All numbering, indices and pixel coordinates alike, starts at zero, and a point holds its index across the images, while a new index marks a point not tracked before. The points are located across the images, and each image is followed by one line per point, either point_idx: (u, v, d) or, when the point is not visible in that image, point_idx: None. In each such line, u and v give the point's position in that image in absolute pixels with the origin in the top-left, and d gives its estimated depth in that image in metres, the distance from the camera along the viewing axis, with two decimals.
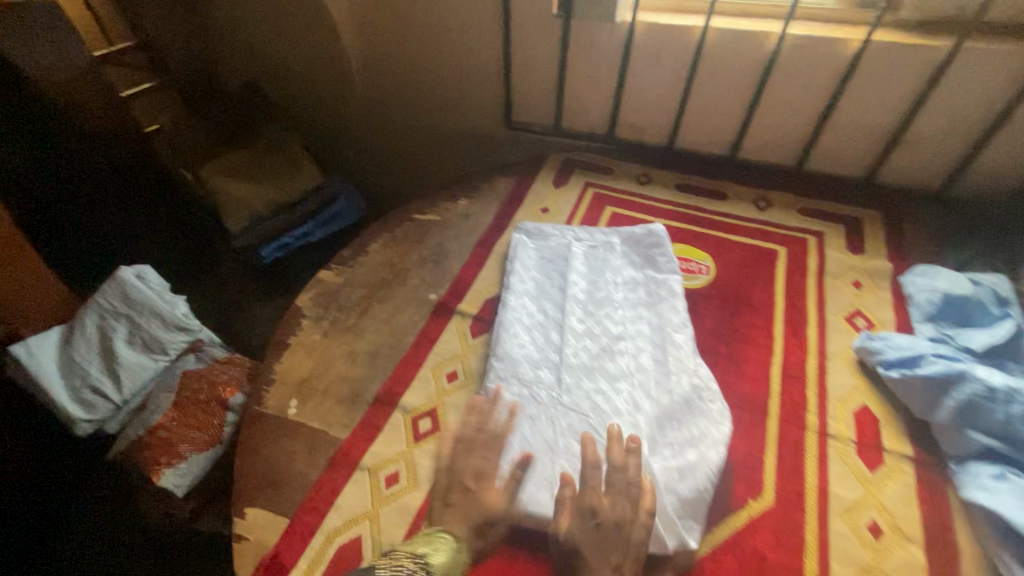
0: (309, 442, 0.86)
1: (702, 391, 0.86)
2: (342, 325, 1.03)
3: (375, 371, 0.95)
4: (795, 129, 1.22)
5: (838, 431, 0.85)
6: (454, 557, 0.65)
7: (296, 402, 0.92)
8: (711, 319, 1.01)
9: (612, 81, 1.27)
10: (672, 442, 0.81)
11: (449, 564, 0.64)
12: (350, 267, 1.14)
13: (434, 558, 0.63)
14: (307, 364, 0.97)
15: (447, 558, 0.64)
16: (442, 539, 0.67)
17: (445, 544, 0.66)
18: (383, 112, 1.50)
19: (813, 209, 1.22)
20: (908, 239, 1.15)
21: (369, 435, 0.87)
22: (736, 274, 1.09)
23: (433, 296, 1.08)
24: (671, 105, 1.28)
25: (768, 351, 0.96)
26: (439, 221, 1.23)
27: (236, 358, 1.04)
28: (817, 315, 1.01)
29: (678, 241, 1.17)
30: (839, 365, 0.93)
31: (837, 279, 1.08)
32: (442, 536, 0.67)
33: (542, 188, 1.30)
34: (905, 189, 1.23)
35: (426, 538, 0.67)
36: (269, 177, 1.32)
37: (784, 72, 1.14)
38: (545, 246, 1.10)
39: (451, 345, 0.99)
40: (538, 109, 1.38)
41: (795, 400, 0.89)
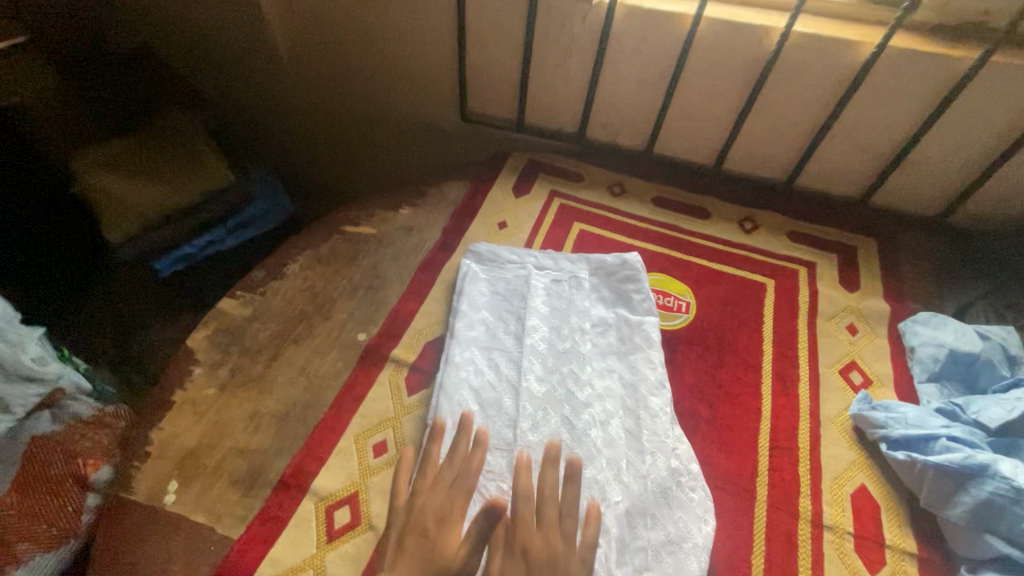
0: (189, 545, 0.67)
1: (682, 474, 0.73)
2: (246, 375, 0.83)
3: (283, 440, 0.76)
4: (790, 140, 1.07)
5: (834, 521, 0.73)
6: None
7: (177, 485, 0.72)
8: (690, 372, 0.87)
9: (585, 73, 1.07)
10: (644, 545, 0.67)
11: None
12: (261, 294, 0.92)
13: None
14: (195, 431, 0.77)
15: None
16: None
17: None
18: (312, 92, 1.24)
19: (804, 234, 1.08)
20: (905, 273, 1.03)
21: (269, 533, 0.68)
22: (720, 314, 0.95)
23: (362, 336, 0.88)
24: (652, 106, 1.10)
25: (756, 415, 0.83)
26: (374, 235, 1.03)
27: (108, 416, 0.86)
28: (810, 369, 0.88)
29: (656, 270, 1.01)
30: (833, 434, 0.81)
31: (831, 322, 0.95)
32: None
33: (500, 197, 1.11)
34: (901, 214, 1.11)
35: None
36: (169, 174, 1.09)
37: (784, 75, 0.97)
38: (499, 278, 0.92)
39: (381, 406, 0.80)
40: (498, 100, 1.17)
41: (785, 480, 0.76)
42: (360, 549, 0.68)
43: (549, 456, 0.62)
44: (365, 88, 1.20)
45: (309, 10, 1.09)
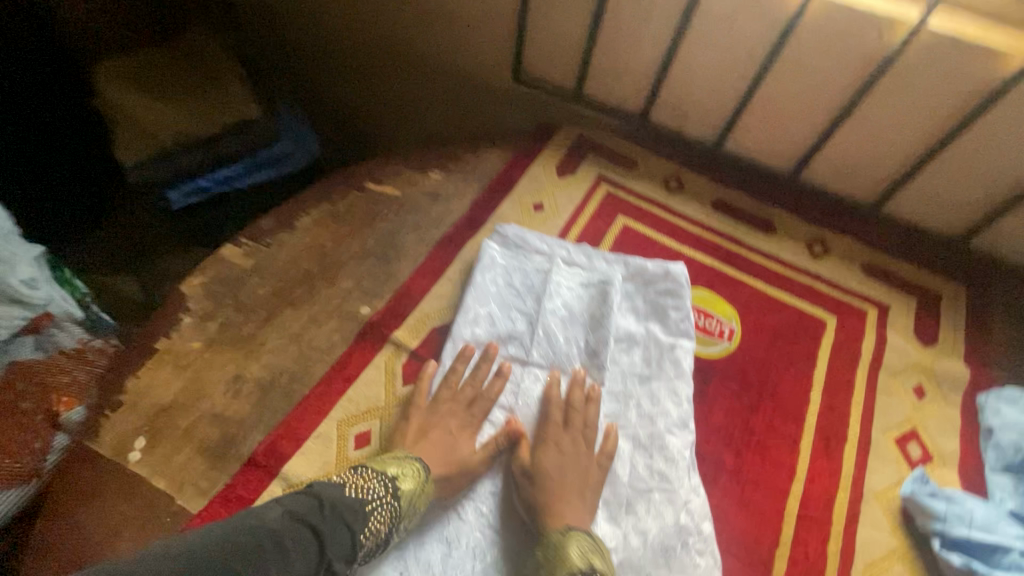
0: (145, 511, 0.63)
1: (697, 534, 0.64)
2: (233, 333, 0.76)
3: (262, 412, 0.70)
4: (890, 158, 0.91)
5: None
6: (422, 484, 0.62)
7: (144, 442, 0.67)
8: (721, 410, 0.76)
9: (659, 46, 0.93)
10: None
11: (417, 492, 0.61)
12: (265, 246, 0.85)
13: (401, 486, 0.60)
14: (172, 386, 0.71)
15: (415, 486, 0.61)
16: (413, 464, 0.63)
17: (415, 471, 0.62)
18: (358, 29, 1.13)
19: (881, 270, 0.93)
20: (995, 336, 0.88)
21: (229, 513, 0.63)
22: (767, 349, 0.83)
23: (364, 309, 0.81)
24: (732, 95, 0.94)
25: (788, 475, 0.72)
26: (397, 198, 0.94)
27: (93, 351, 0.79)
28: (860, 430, 0.76)
29: (700, 284, 0.89)
30: (875, 514, 0.70)
31: (895, 379, 0.82)
32: (414, 463, 0.64)
33: (541, 174, 0.99)
34: (1001, 265, 0.95)
35: (396, 461, 0.63)
36: (192, 99, 1.02)
37: (903, 79, 0.80)
38: (519, 269, 0.82)
39: (371, 391, 0.73)
40: (556, 63, 1.03)
41: (808, 558, 0.66)
42: None
43: (575, 377, 0.73)
44: (412, 32, 1.09)
45: None
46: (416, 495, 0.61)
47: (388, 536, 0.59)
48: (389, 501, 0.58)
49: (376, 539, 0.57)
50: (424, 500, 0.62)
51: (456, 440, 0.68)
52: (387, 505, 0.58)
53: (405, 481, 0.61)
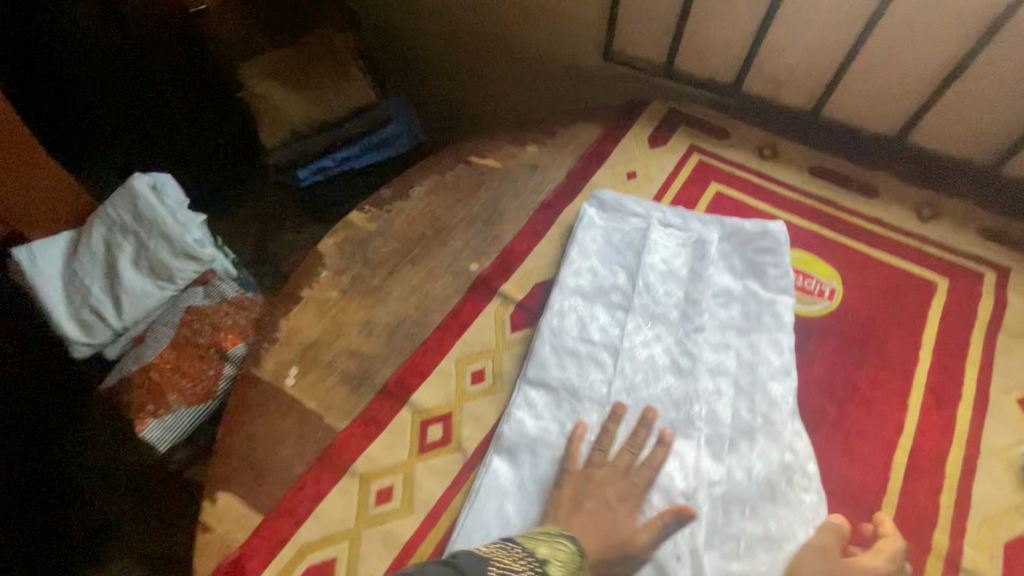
0: (301, 426, 0.74)
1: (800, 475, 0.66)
2: (363, 285, 0.87)
3: (390, 351, 0.80)
4: (1011, 114, 0.86)
5: (977, 568, 0.62)
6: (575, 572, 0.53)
7: (295, 371, 0.79)
8: (824, 363, 0.77)
9: (755, 15, 0.94)
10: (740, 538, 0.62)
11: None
12: (385, 212, 0.96)
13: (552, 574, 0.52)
14: (316, 327, 0.83)
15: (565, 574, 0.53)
16: (565, 548, 0.55)
17: (566, 556, 0.54)
18: (461, 20, 1.23)
19: (1000, 232, 0.89)
20: None
21: (368, 432, 0.73)
22: (871, 309, 0.82)
23: (474, 266, 0.89)
24: (831, 59, 0.94)
25: (896, 428, 0.71)
26: (499, 169, 1.01)
27: (246, 300, 0.92)
28: (976, 390, 0.74)
29: (798, 246, 0.89)
30: (994, 469, 0.68)
31: (1017, 341, 0.78)
32: (566, 542, 0.56)
33: (634, 144, 1.04)
34: None
35: (546, 539, 0.56)
36: (320, 83, 1.15)
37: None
38: (617, 229, 0.87)
39: (484, 336, 0.81)
40: (648, 39, 1.07)
41: (921, 506, 0.66)
42: (447, 467, 0.70)
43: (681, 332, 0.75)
44: (510, 18, 1.17)
45: None
46: None
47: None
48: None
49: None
50: None
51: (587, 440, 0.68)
52: None
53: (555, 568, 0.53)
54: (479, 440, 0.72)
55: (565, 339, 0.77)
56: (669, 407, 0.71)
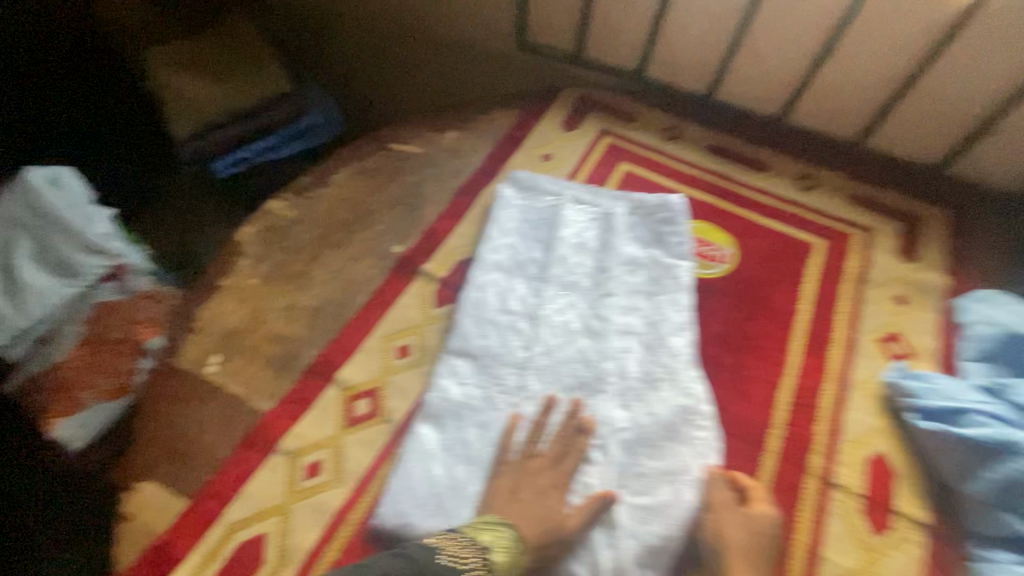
0: (225, 411, 0.74)
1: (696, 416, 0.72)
2: (285, 271, 0.87)
3: (315, 332, 0.81)
4: (868, 93, 0.99)
5: (846, 481, 0.71)
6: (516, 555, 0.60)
7: (217, 359, 0.78)
8: (720, 319, 0.85)
9: (650, 6, 1.02)
10: (642, 478, 0.67)
11: (510, 564, 0.60)
12: (306, 199, 0.96)
13: (495, 560, 0.59)
14: (237, 314, 0.83)
15: (508, 559, 0.60)
16: (505, 533, 0.61)
17: (506, 541, 0.61)
18: (378, 9, 1.24)
19: (866, 197, 1.01)
20: (974, 250, 0.95)
21: (294, 411, 0.74)
22: (759, 269, 0.91)
23: (397, 248, 0.91)
24: (719, 46, 1.03)
25: (780, 370, 0.81)
26: (419, 154, 1.04)
27: (162, 295, 0.90)
28: (846, 333, 0.85)
29: (697, 217, 0.98)
30: (860, 398, 0.78)
31: (878, 290, 0.90)
32: (507, 528, 0.62)
33: (549, 128, 1.09)
34: (980, 187, 1.02)
35: (489, 525, 0.62)
36: (229, 76, 1.15)
37: (872, 19, 0.89)
38: (532, 207, 0.92)
39: (408, 314, 0.84)
40: (557, 29, 1.13)
41: (801, 435, 0.75)
42: (375, 438, 0.72)
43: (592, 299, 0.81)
44: (427, 8, 1.19)
45: None
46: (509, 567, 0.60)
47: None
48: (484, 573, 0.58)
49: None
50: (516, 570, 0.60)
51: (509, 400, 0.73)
52: None
53: (499, 555, 0.60)
54: (407, 411, 0.75)
55: (485, 310, 0.81)
56: (582, 366, 0.76)
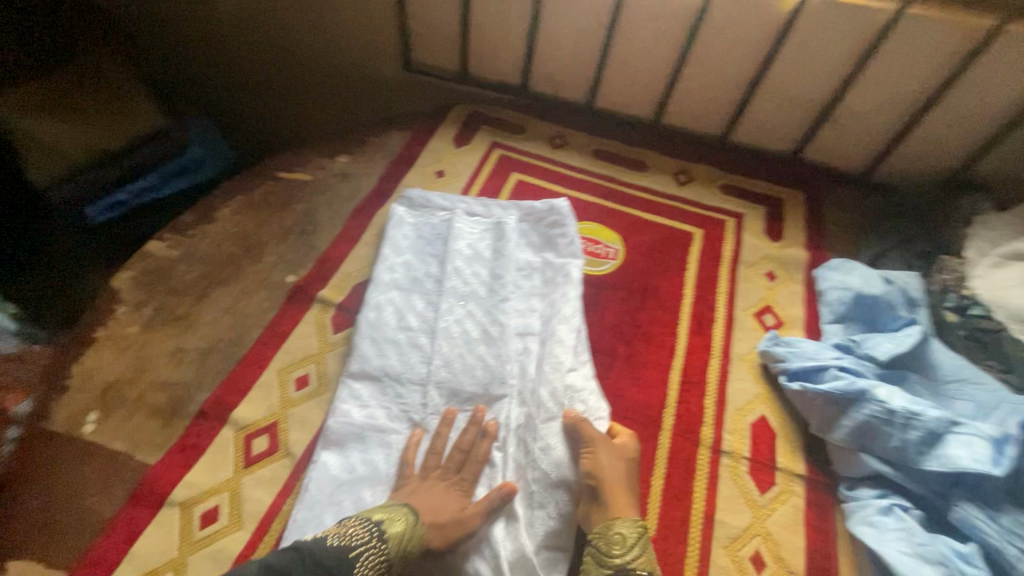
0: (108, 469, 0.69)
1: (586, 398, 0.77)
2: (169, 314, 0.83)
3: (205, 374, 0.78)
4: (726, 94, 1.08)
5: (732, 447, 0.77)
6: (412, 530, 0.61)
7: (96, 416, 0.73)
8: (612, 312, 0.90)
9: (523, 24, 1.07)
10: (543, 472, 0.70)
11: (405, 535, 0.60)
12: (189, 237, 0.93)
13: (389, 530, 0.59)
14: (116, 366, 0.78)
15: (403, 530, 0.60)
16: (401, 509, 0.62)
17: (403, 515, 0.61)
18: (257, 37, 1.22)
19: (735, 187, 1.10)
20: (829, 226, 1.07)
21: (186, 459, 0.70)
22: (646, 261, 0.97)
23: (290, 278, 0.89)
24: (590, 58, 1.10)
25: (670, 352, 0.86)
26: (310, 182, 1.03)
27: (32, 352, 0.79)
28: (725, 311, 0.92)
29: (587, 219, 1.03)
30: (741, 369, 0.85)
31: (751, 269, 0.98)
32: (402, 508, 0.62)
33: (440, 146, 1.11)
34: (829, 169, 1.14)
35: (385, 507, 0.63)
36: (94, 115, 1.07)
37: (716, 25, 0.98)
38: (425, 223, 0.94)
39: (305, 343, 0.82)
40: (440, 50, 1.17)
41: (691, 411, 0.80)
42: (276, 474, 0.70)
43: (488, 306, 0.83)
44: (307, 34, 1.19)
45: None
46: (405, 540, 0.60)
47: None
48: (376, 545, 0.58)
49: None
50: (412, 544, 0.60)
51: (413, 418, 0.74)
52: (373, 551, 0.58)
53: (391, 524, 0.60)
54: (309, 441, 0.73)
55: (383, 329, 0.81)
56: (484, 372, 0.78)
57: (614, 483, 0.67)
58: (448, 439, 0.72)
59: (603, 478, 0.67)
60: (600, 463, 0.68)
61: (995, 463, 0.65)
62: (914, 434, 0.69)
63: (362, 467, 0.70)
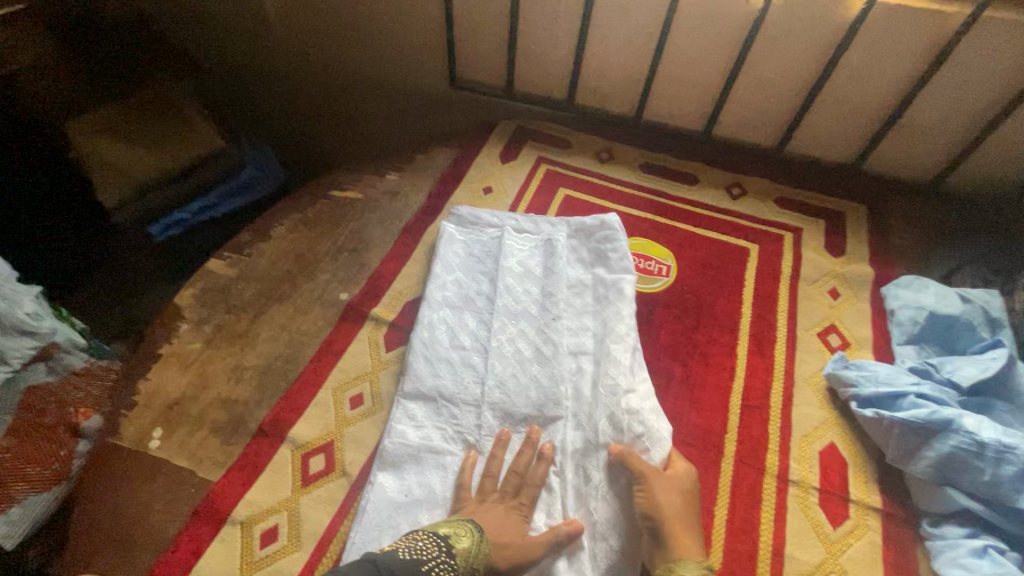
0: (173, 486, 0.71)
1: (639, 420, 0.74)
2: (228, 332, 0.85)
3: (264, 392, 0.79)
4: (783, 104, 1.04)
5: (801, 477, 0.73)
6: (479, 546, 0.59)
7: (161, 432, 0.75)
8: (667, 332, 0.88)
9: (571, 39, 1.07)
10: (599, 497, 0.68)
11: (473, 551, 0.59)
12: (247, 256, 0.95)
13: (455, 545, 0.59)
14: (179, 382, 0.80)
15: (471, 545, 0.60)
16: (465, 525, 0.62)
17: (469, 530, 0.61)
18: (309, 60, 1.26)
19: (792, 201, 1.06)
20: (895, 240, 1.01)
21: (246, 477, 0.71)
22: (700, 279, 0.94)
23: (343, 296, 0.90)
24: (639, 71, 1.08)
25: (730, 374, 0.83)
26: (361, 200, 1.04)
27: (99, 368, 0.85)
28: (787, 331, 0.88)
29: (638, 235, 1.01)
30: (807, 393, 0.81)
31: (813, 287, 0.94)
32: (468, 524, 0.62)
33: (487, 162, 1.11)
34: (893, 180, 1.09)
35: (449, 522, 0.62)
36: (158, 140, 1.13)
37: (773, 36, 0.95)
38: (475, 240, 0.93)
39: (359, 362, 0.82)
40: (487, 67, 1.17)
41: (754, 437, 0.77)
42: (333, 494, 0.70)
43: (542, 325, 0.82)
44: (357, 55, 1.21)
45: None
46: (473, 556, 0.59)
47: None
48: (445, 560, 0.57)
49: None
50: (480, 560, 0.59)
51: (468, 441, 0.73)
52: (443, 565, 0.57)
53: (457, 539, 0.59)
54: (365, 462, 0.73)
55: (436, 349, 0.80)
56: (539, 394, 0.76)
57: (680, 515, 0.64)
58: (503, 462, 0.70)
59: (667, 510, 0.64)
60: (665, 495, 0.65)
61: None
62: (1009, 469, 0.64)
63: (418, 490, 0.69)
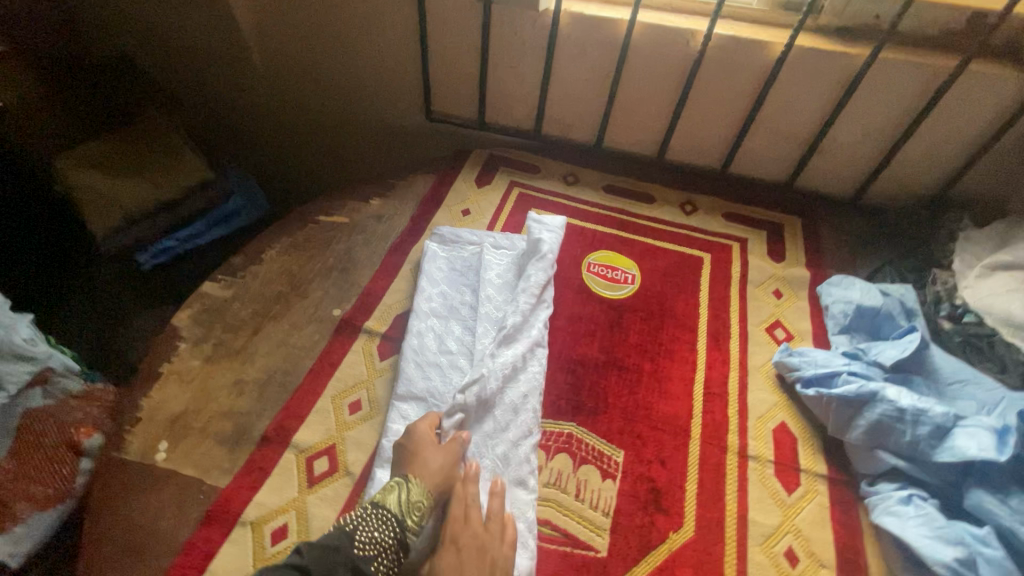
0: (182, 494, 0.74)
1: (479, 382, 0.80)
2: (227, 348, 0.90)
3: (265, 403, 0.84)
4: (723, 132, 1.19)
5: (758, 452, 0.83)
6: (404, 493, 0.67)
7: (166, 445, 0.79)
8: (635, 333, 0.97)
9: (537, 74, 1.18)
10: (519, 474, 0.76)
11: (401, 498, 0.66)
12: (240, 278, 1.00)
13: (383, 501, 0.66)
14: (182, 398, 0.83)
15: (396, 494, 0.67)
16: (392, 482, 0.69)
17: (394, 484, 0.68)
18: (292, 95, 1.33)
19: (738, 215, 1.19)
20: (826, 246, 1.16)
21: (255, 480, 0.76)
22: (661, 283, 1.05)
23: (336, 312, 0.96)
24: (597, 105, 1.21)
25: (692, 367, 0.93)
26: (347, 223, 1.11)
27: (97, 392, 0.86)
28: (739, 327, 0.99)
29: (605, 248, 1.11)
30: (760, 380, 0.92)
31: (759, 289, 1.06)
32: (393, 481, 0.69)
33: (463, 186, 1.21)
34: (822, 195, 1.24)
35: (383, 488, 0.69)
36: (147, 171, 1.17)
37: (710, 73, 1.09)
38: (457, 256, 1.02)
39: (355, 370, 0.88)
40: (460, 101, 1.28)
41: (717, 419, 0.87)
42: (338, 492, 0.75)
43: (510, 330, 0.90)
44: (340, 95, 1.31)
45: (288, 35, 1.20)
46: (404, 504, 0.66)
47: (403, 539, 0.64)
48: (372, 512, 0.64)
49: (382, 546, 0.62)
50: (412, 500, 0.67)
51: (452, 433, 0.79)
52: (372, 517, 0.64)
53: (386, 494, 0.66)
54: (367, 462, 0.78)
55: (428, 355, 0.87)
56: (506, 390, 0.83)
57: None
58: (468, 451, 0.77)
59: None
60: None
61: (1000, 451, 0.70)
62: (924, 429, 0.75)
63: None
